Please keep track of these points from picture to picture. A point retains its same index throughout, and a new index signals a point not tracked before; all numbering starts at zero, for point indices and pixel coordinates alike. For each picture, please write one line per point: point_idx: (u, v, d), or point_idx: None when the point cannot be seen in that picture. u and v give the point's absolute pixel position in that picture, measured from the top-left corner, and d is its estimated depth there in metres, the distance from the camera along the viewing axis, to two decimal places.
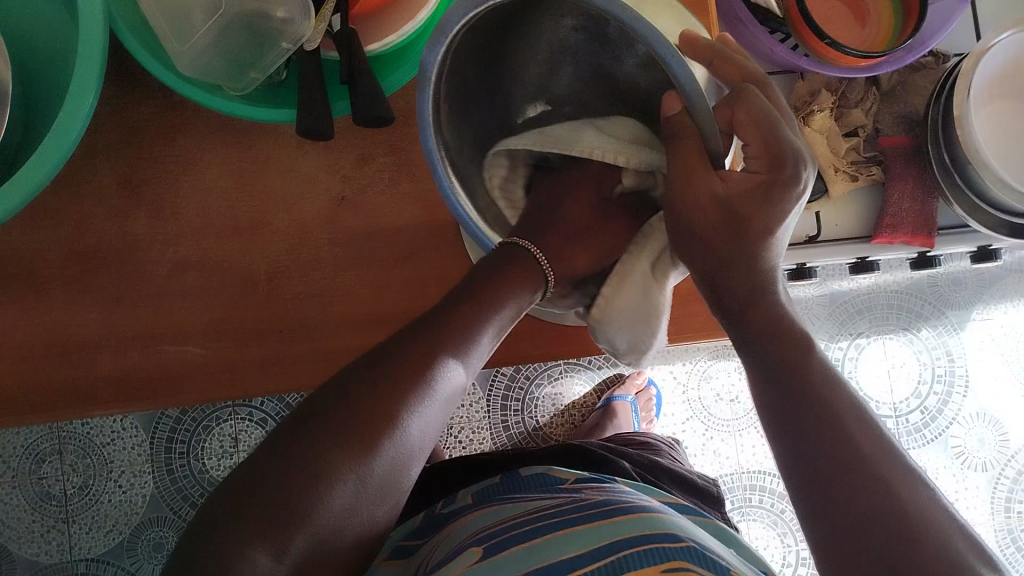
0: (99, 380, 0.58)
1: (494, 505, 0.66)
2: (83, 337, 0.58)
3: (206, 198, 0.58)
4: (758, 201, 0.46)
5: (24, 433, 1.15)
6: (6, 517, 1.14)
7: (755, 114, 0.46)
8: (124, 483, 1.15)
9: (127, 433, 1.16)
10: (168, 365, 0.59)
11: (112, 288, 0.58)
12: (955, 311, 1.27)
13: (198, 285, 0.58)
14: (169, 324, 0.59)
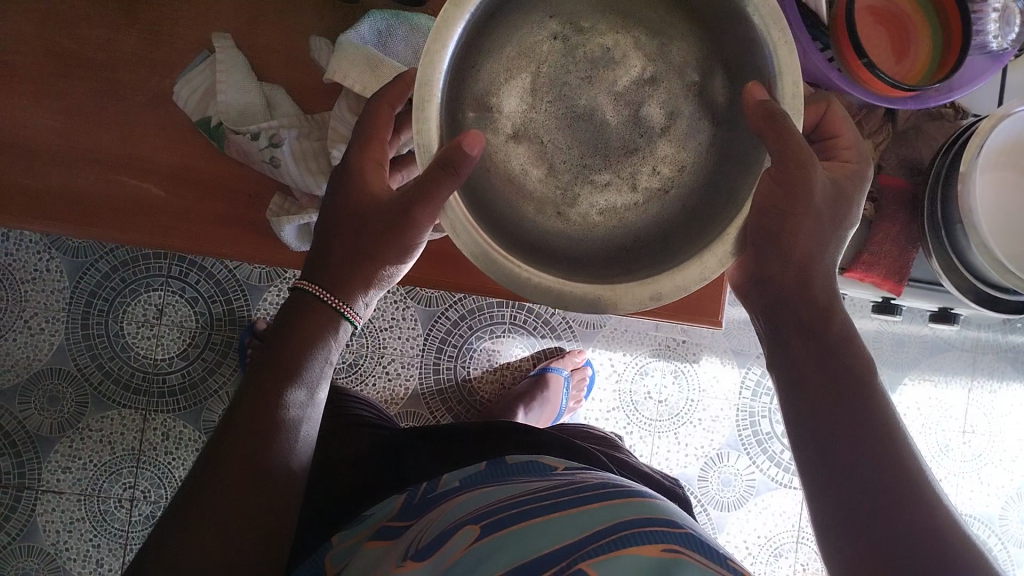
0: (43, 192, 0.55)
1: (478, 492, 0.63)
2: (38, 143, 0.55)
3: (206, 42, 0.56)
4: (851, 182, 0.54)
5: None
6: None
7: (841, 116, 0.57)
8: (34, 326, 1.09)
9: (50, 276, 1.09)
10: (126, 197, 0.57)
11: (86, 103, 0.55)
12: (890, 370, 1.30)
13: (178, 125, 0.56)
14: (136, 156, 0.56)
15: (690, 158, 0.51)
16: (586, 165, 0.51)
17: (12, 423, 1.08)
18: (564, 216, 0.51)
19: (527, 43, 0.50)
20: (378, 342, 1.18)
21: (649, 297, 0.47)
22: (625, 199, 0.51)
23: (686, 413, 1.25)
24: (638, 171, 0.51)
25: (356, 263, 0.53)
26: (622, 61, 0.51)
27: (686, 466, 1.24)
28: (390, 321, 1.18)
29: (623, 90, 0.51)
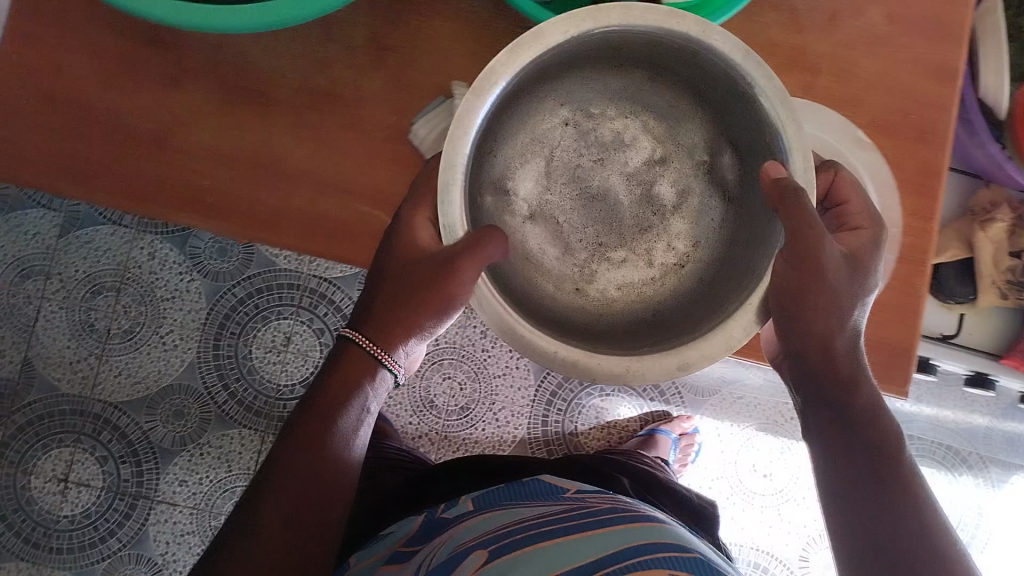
0: (282, 213, 0.58)
1: (502, 512, 0.66)
2: (281, 168, 0.58)
3: (445, 85, 0.58)
4: (873, 248, 0.54)
5: (89, 258, 1.13)
6: (43, 334, 1.12)
7: (852, 180, 0.56)
8: (169, 341, 1.14)
9: (189, 296, 1.14)
10: (349, 231, 0.59)
11: (327, 133, 0.58)
12: (998, 468, 1.26)
13: (400, 167, 0.58)
14: (369, 185, 0.59)
15: (699, 232, 0.56)
16: (602, 242, 0.57)
17: (137, 432, 1.13)
18: (582, 290, 0.56)
19: (540, 132, 0.56)
20: (489, 388, 1.20)
21: (677, 368, 0.47)
22: (641, 273, 0.56)
23: (789, 489, 1.23)
24: (654, 246, 0.57)
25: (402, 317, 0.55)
26: (631, 142, 0.57)
27: (788, 545, 1.22)
28: (504, 369, 1.20)
29: (635, 170, 0.57)
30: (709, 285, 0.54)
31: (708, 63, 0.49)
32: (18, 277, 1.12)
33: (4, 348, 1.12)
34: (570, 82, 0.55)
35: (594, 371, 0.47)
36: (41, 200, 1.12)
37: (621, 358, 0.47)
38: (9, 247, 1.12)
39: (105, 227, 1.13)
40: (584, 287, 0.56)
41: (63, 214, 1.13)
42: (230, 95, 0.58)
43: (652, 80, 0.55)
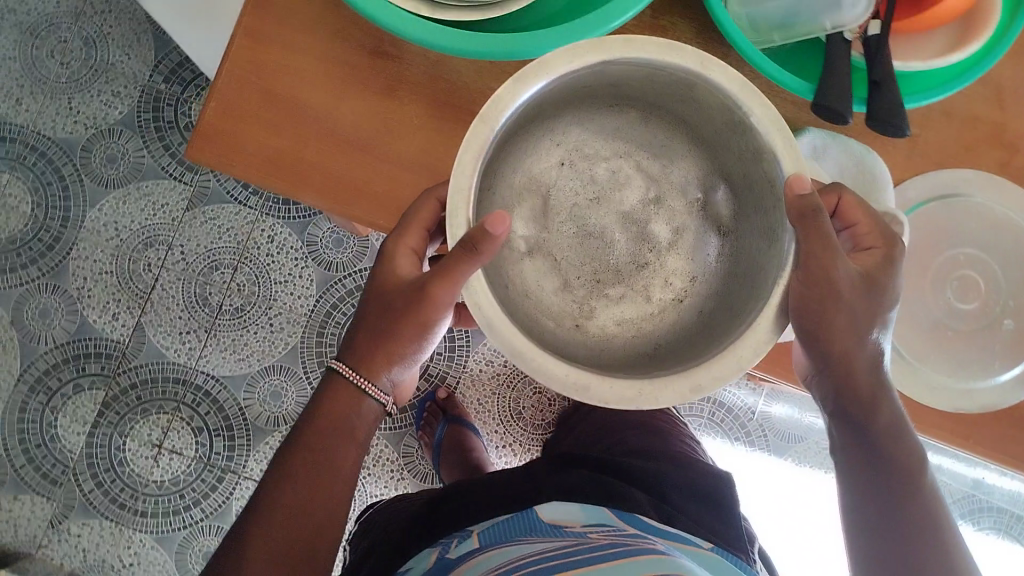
0: None
1: (509, 548, 0.63)
2: None
3: None
4: (886, 271, 0.53)
5: (212, 235, 1.18)
6: (159, 300, 1.17)
7: (858, 201, 0.54)
8: (276, 324, 1.18)
9: (301, 282, 1.18)
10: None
11: None
12: None
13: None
14: None
15: (696, 267, 0.54)
16: (599, 280, 0.54)
17: (234, 407, 1.16)
18: (582, 327, 0.53)
19: (537, 170, 0.55)
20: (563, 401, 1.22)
21: (690, 389, 0.43)
22: (635, 311, 0.53)
23: None
24: (652, 284, 0.54)
25: (383, 347, 0.58)
26: (624, 182, 0.55)
27: None
28: None
29: (631, 211, 0.55)
30: (716, 309, 0.51)
31: (706, 97, 0.47)
32: (142, 245, 1.17)
33: (118, 311, 1.16)
34: (566, 123, 0.54)
35: (607, 392, 0.43)
36: (174, 173, 1.18)
37: (633, 380, 0.44)
38: (136, 214, 1.18)
39: (230, 206, 1.18)
40: (585, 327, 0.53)
41: (193, 189, 1.18)
42: None
43: (645, 122, 0.54)
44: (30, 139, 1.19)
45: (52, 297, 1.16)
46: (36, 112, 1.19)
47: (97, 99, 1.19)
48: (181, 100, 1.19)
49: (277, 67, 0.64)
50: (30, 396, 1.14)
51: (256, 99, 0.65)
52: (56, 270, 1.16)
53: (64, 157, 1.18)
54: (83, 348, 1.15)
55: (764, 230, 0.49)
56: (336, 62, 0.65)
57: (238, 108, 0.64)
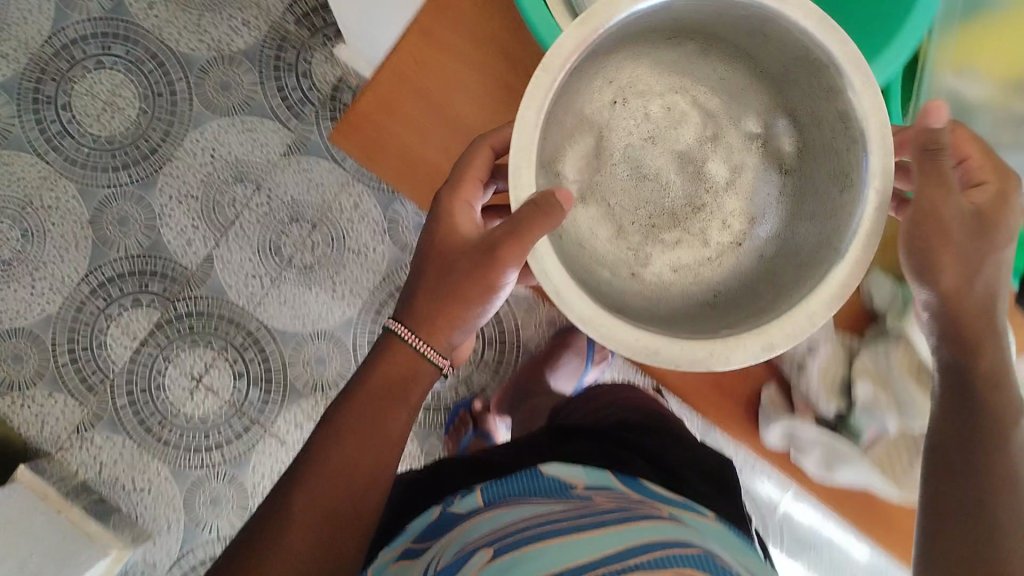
0: None
1: (508, 509, 0.53)
2: None
3: None
4: (1001, 204, 0.49)
5: (301, 186, 1.17)
6: (234, 237, 1.16)
7: (971, 137, 0.50)
8: (339, 291, 1.16)
9: (374, 255, 1.16)
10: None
11: None
12: None
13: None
14: None
15: (749, 215, 0.54)
16: (654, 225, 0.53)
17: (279, 362, 1.15)
18: (638, 275, 0.51)
19: (592, 111, 0.52)
20: None
21: (761, 349, 0.42)
22: (694, 254, 0.53)
23: None
24: (708, 226, 0.54)
25: (439, 305, 0.52)
26: (680, 126, 0.54)
27: None
28: None
29: (686, 150, 0.54)
30: (779, 257, 0.51)
31: (782, 36, 0.45)
32: (232, 179, 1.17)
33: (193, 237, 1.16)
34: (622, 61, 0.51)
35: (679, 354, 0.43)
36: (281, 116, 1.17)
37: (701, 341, 0.43)
38: (234, 147, 1.17)
39: (327, 163, 1.17)
40: (654, 265, 0.52)
41: (295, 136, 1.17)
42: None
43: (705, 53, 0.53)
44: (151, 46, 1.18)
45: (135, 207, 1.16)
46: (164, 21, 1.18)
47: (226, 23, 1.18)
48: (307, 45, 1.17)
49: (426, 66, 0.63)
50: (90, 298, 1.15)
51: (400, 95, 0.63)
52: (145, 182, 1.17)
53: (179, 73, 1.17)
54: (151, 265, 1.16)
55: (834, 175, 0.47)
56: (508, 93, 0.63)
57: (379, 102, 0.63)
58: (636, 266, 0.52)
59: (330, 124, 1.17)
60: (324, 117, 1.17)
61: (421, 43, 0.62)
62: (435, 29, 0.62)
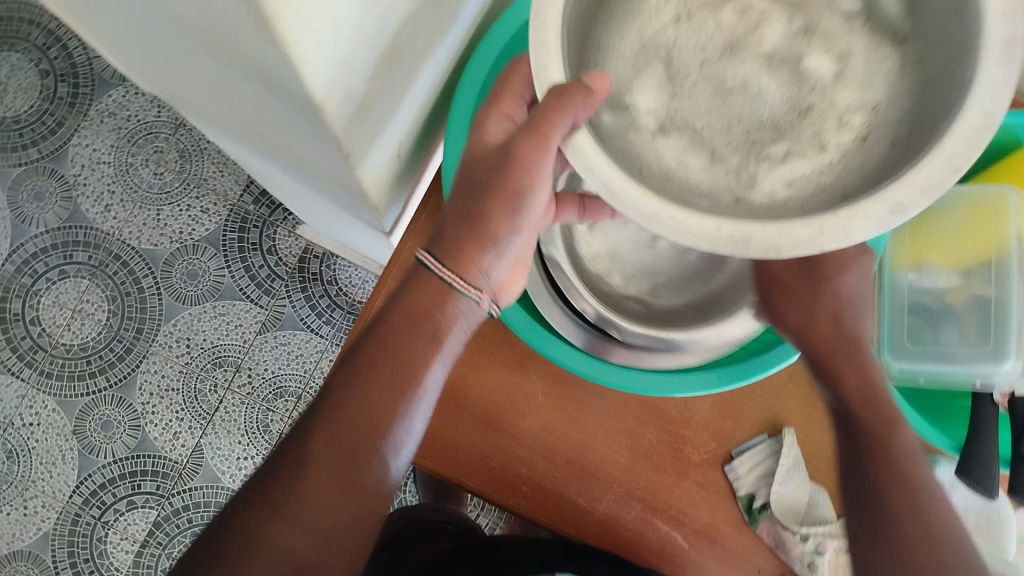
0: (593, 516, 0.62)
1: None
2: (600, 469, 0.62)
3: (764, 417, 0.63)
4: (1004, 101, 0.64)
5: (280, 361, 1.17)
6: (220, 422, 1.16)
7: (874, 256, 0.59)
8: None
9: None
10: (656, 539, 0.62)
11: (649, 445, 0.62)
12: None
13: (719, 486, 0.62)
14: (678, 507, 0.62)
15: (876, 96, 0.44)
16: (754, 140, 0.45)
17: None
18: (745, 199, 0.42)
19: (650, 33, 0.47)
20: None
21: (887, 213, 0.35)
22: (807, 167, 0.43)
23: None
24: (823, 129, 0.44)
25: (459, 229, 0.50)
26: (760, 26, 0.47)
27: None
28: None
29: (774, 50, 0.47)
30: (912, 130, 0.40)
31: None
32: (211, 365, 1.17)
33: (179, 430, 1.15)
34: None
35: (778, 241, 0.36)
36: (252, 295, 1.17)
37: (809, 219, 0.36)
38: (208, 333, 1.17)
39: (302, 333, 1.17)
40: (783, 169, 0.43)
41: (267, 313, 1.17)
42: (568, 389, 0.63)
43: None
44: (113, 247, 1.17)
45: (117, 410, 1.15)
46: (122, 221, 1.17)
47: (185, 213, 1.18)
48: (268, 223, 1.18)
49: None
50: (84, 508, 1.13)
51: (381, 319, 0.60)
52: (124, 382, 1.16)
53: (145, 269, 1.17)
54: (141, 465, 1.14)
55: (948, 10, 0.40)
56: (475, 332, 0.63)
57: None
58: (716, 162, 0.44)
59: (301, 298, 1.18)
60: (293, 290, 1.18)
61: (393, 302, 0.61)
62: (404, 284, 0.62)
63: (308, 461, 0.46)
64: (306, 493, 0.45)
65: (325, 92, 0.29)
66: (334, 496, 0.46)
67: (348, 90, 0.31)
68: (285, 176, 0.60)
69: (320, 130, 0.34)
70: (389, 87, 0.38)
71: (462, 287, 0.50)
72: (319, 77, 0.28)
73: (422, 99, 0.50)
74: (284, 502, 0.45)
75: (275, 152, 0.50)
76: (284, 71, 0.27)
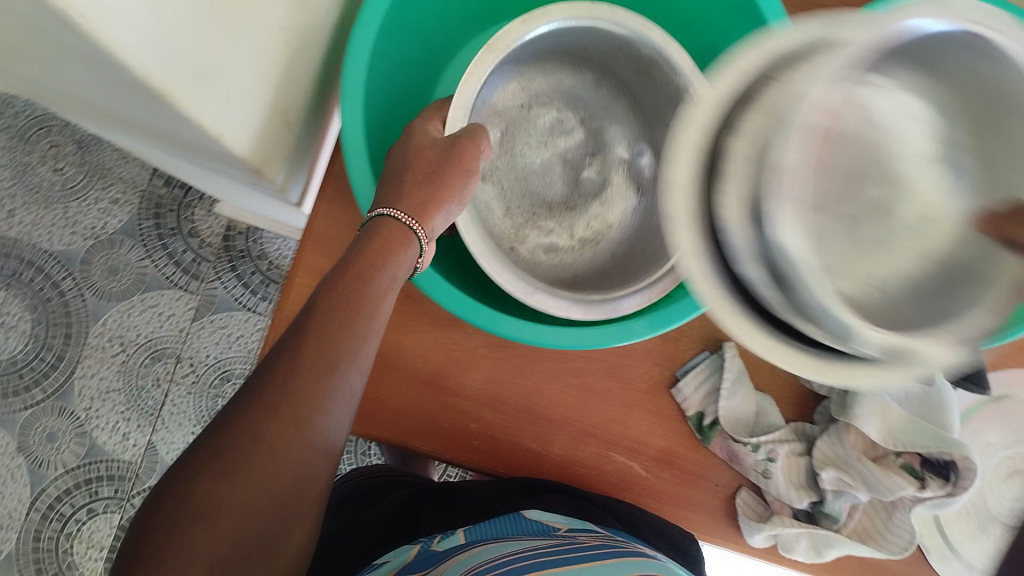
0: (549, 457, 0.62)
1: (497, 542, 0.52)
2: (549, 412, 0.62)
3: (704, 336, 0.63)
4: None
5: (221, 344, 1.14)
6: (170, 416, 1.13)
7: None
8: None
9: None
10: (613, 470, 0.63)
11: (596, 381, 0.62)
12: None
13: (669, 410, 0.62)
14: (631, 437, 0.63)
15: (614, 215, 0.71)
16: (535, 214, 0.71)
17: None
18: (515, 249, 0.68)
19: (501, 107, 0.71)
20: None
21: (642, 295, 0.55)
22: (567, 244, 0.70)
23: None
24: (577, 224, 0.71)
25: (424, 187, 0.50)
26: (566, 136, 0.74)
27: None
28: None
29: (567, 154, 0.73)
30: (629, 252, 0.67)
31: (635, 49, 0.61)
32: (150, 359, 1.13)
33: (128, 430, 1.12)
34: (532, 73, 0.72)
35: (567, 308, 0.54)
36: (179, 282, 1.14)
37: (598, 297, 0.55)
38: (142, 328, 1.13)
39: (239, 313, 1.15)
40: (534, 248, 0.69)
41: (199, 298, 1.14)
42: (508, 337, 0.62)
43: (597, 84, 0.73)
44: (24, 253, 1.11)
45: (60, 420, 1.10)
46: (28, 225, 1.11)
47: (94, 208, 1.12)
48: (184, 206, 1.14)
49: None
50: (44, 523, 1.09)
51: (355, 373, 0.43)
52: (62, 391, 1.11)
53: (62, 272, 1.11)
54: (95, 470, 1.10)
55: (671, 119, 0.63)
56: (401, 296, 0.61)
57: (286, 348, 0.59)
58: (510, 220, 0.70)
59: (231, 277, 1.14)
60: (222, 271, 1.14)
61: (313, 277, 0.59)
62: (322, 255, 0.59)
63: (298, 375, 0.41)
64: (284, 409, 0.40)
65: (159, 72, 0.27)
66: (308, 414, 0.41)
67: (194, 72, 0.29)
68: (178, 161, 0.57)
69: (178, 119, 0.32)
70: (253, 59, 0.36)
71: (420, 237, 0.50)
72: (145, 57, 0.26)
73: (306, 68, 0.47)
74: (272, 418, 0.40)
75: (154, 139, 0.47)
76: (107, 63, 0.25)
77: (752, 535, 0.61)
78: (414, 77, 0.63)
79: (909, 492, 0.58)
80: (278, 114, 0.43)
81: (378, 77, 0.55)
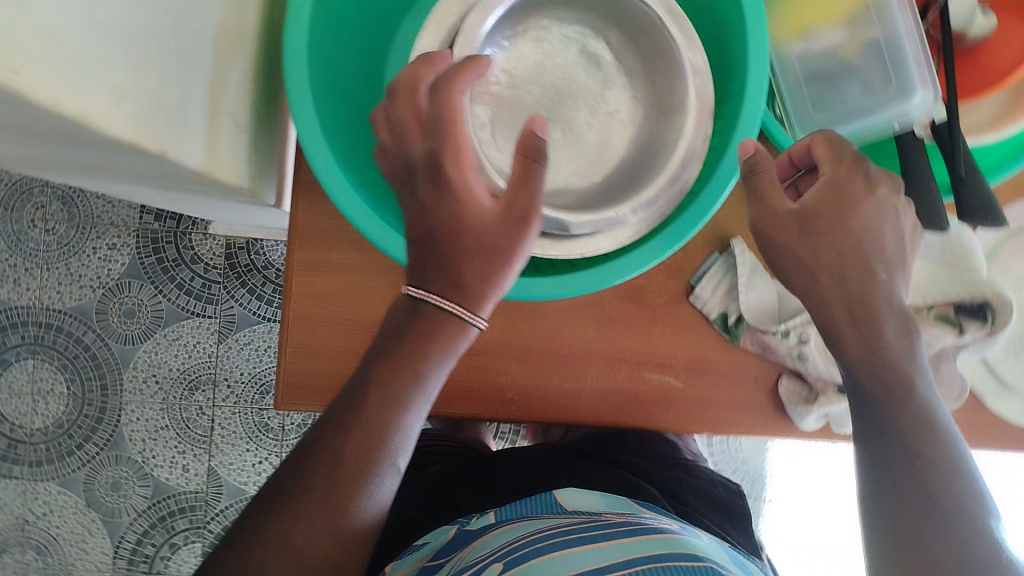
0: (584, 392, 0.62)
1: (524, 520, 0.51)
2: (573, 347, 0.61)
3: (711, 236, 0.62)
4: None
5: (252, 359, 1.15)
6: (222, 440, 1.14)
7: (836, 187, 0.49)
8: None
9: None
10: (651, 391, 0.62)
11: (613, 308, 0.61)
12: None
13: (691, 318, 0.62)
14: (659, 352, 0.62)
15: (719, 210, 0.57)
16: None
17: None
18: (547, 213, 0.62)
19: None
20: None
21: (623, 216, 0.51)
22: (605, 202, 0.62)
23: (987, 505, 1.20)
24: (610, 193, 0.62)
25: (485, 274, 0.45)
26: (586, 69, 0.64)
27: None
28: None
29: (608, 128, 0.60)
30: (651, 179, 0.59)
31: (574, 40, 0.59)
32: (188, 390, 1.14)
33: (185, 462, 1.14)
34: None
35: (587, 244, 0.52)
36: (195, 310, 1.14)
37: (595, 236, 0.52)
38: (172, 361, 1.14)
39: (261, 325, 1.15)
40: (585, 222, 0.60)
41: (218, 320, 1.14)
42: None
43: None
44: (41, 317, 1.12)
45: (119, 469, 1.13)
46: (37, 289, 1.12)
47: (95, 257, 1.13)
48: (180, 235, 1.14)
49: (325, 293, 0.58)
50: (131, 568, 1.12)
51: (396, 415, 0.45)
52: (113, 441, 1.13)
53: (82, 327, 1.13)
54: (166, 507, 1.13)
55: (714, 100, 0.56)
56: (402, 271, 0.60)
57: (303, 348, 0.58)
58: None
59: (244, 292, 1.15)
60: (233, 289, 1.15)
61: (308, 273, 0.58)
62: (314, 251, 0.58)
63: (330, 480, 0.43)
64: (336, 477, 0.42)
65: (74, 99, 0.27)
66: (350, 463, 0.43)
67: (112, 91, 0.29)
68: (148, 190, 0.56)
69: (114, 143, 0.31)
70: (176, 67, 0.35)
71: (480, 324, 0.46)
72: (51, 84, 0.25)
73: (243, 66, 0.46)
74: (311, 511, 0.42)
75: (111, 174, 0.46)
76: (17, 101, 0.25)
77: (802, 418, 0.61)
78: (363, 48, 0.60)
79: (949, 340, 0.59)
80: (223, 118, 0.43)
81: (324, 54, 0.54)
